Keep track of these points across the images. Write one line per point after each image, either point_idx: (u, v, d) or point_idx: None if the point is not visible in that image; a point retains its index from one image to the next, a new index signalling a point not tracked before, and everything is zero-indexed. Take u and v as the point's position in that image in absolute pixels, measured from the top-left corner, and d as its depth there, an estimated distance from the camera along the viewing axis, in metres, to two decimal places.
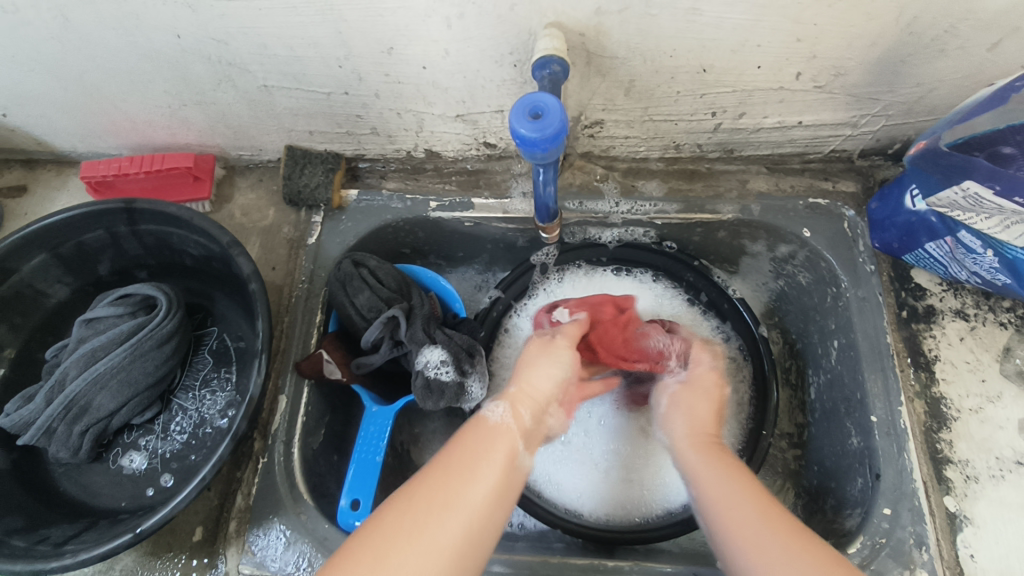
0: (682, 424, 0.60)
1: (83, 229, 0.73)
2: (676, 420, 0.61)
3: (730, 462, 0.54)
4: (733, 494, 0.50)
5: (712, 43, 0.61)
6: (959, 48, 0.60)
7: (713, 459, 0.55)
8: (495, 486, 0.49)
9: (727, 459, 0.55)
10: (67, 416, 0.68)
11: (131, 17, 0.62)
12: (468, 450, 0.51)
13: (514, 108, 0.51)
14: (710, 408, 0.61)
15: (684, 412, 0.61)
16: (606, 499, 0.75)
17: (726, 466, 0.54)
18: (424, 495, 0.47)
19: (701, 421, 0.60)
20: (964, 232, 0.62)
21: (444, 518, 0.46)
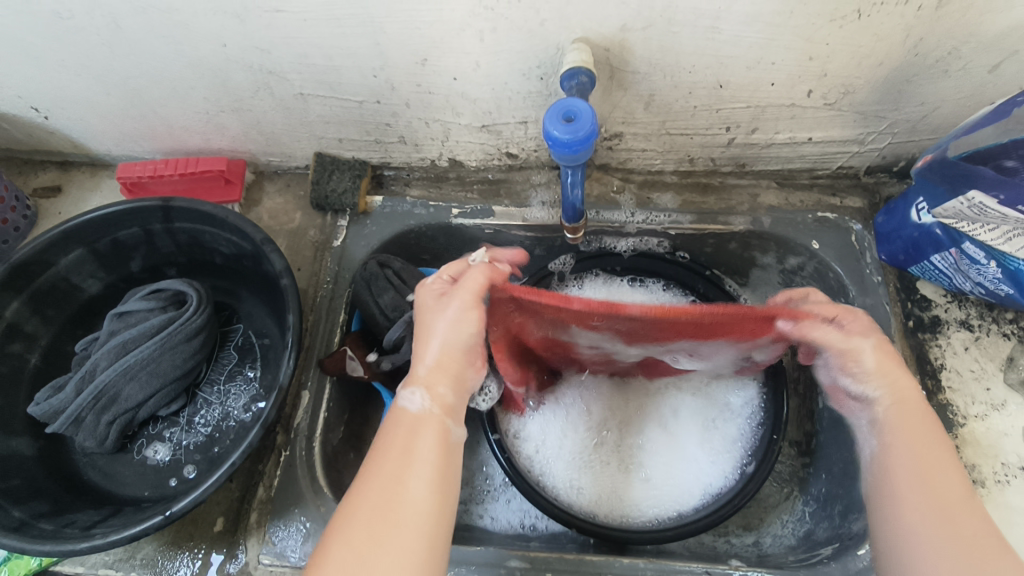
0: (877, 376, 0.54)
1: (120, 225, 0.75)
2: (863, 369, 0.54)
3: (931, 438, 0.51)
4: (915, 469, 0.50)
5: (729, 60, 0.65)
6: (962, 69, 0.64)
7: (910, 424, 0.52)
8: (435, 472, 0.49)
9: (923, 426, 0.52)
10: (96, 406, 0.70)
11: (181, 25, 0.66)
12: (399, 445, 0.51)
13: (548, 112, 0.55)
14: (891, 364, 0.54)
15: (873, 362, 0.54)
16: (617, 501, 0.76)
17: (923, 439, 0.51)
18: (375, 503, 0.47)
19: (898, 381, 0.54)
20: (969, 243, 0.65)
21: (394, 528, 0.46)
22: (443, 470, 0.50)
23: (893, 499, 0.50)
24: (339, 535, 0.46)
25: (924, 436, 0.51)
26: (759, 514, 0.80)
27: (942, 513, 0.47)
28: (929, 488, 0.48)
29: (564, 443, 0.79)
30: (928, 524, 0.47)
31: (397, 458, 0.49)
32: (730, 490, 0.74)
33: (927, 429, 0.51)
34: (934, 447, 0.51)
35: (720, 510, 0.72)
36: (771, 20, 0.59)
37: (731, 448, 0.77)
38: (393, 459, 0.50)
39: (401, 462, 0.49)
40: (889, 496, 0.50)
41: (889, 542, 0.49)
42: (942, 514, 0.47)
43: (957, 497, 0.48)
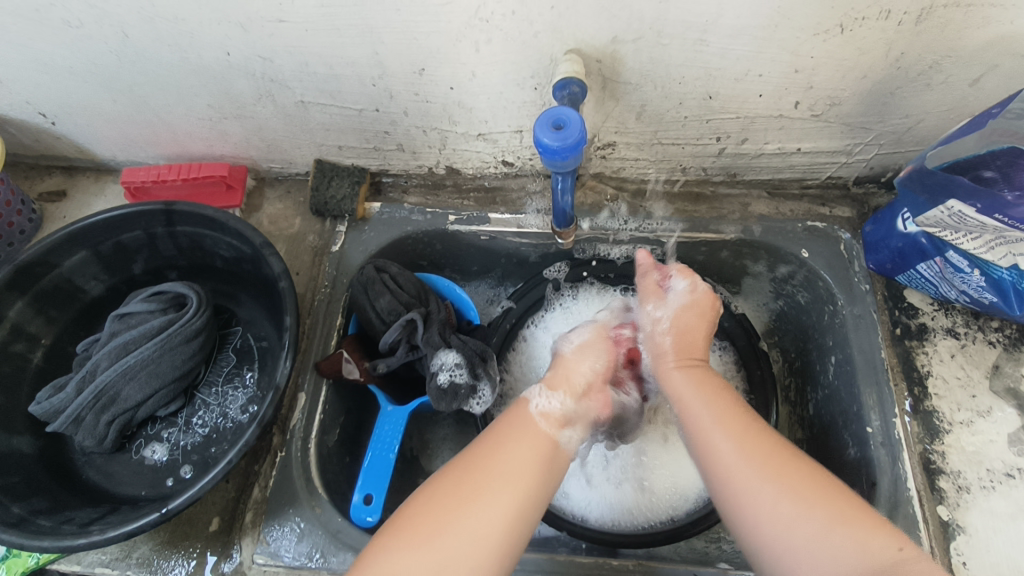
0: (694, 398, 0.60)
1: (123, 228, 0.77)
2: (685, 388, 0.61)
3: (732, 413, 0.58)
4: (726, 440, 0.55)
5: (717, 72, 0.67)
6: (944, 82, 0.66)
7: (712, 398, 0.60)
8: (541, 469, 0.57)
9: (711, 392, 0.60)
10: (96, 405, 0.71)
11: (186, 35, 0.68)
12: (515, 433, 0.59)
13: (539, 120, 0.56)
14: (705, 377, 0.62)
15: (587, 367, 0.66)
16: (614, 504, 0.78)
17: (727, 417, 0.58)
18: (473, 467, 0.55)
19: (710, 381, 0.62)
20: (953, 251, 0.66)
21: (485, 500, 0.53)
22: (550, 470, 0.58)
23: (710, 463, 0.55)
24: (417, 520, 0.52)
25: (729, 414, 0.58)
26: None
27: (781, 467, 0.52)
28: (762, 449, 0.54)
29: None
30: (771, 486, 0.51)
31: (520, 444, 0.58)
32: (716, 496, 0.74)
33: (710, 398, 0.60)
34: (738, 417, 0.58)
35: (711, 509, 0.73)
36: (758, 33, 0.61)
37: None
38: (495, 464, 0.56)
39: (510, 469, 0.55)
40: (704, 453, 0.56)
41: (740, 506, 0.52)
42: (754, 472, 0.52)
43: (796, 452, 0.55)
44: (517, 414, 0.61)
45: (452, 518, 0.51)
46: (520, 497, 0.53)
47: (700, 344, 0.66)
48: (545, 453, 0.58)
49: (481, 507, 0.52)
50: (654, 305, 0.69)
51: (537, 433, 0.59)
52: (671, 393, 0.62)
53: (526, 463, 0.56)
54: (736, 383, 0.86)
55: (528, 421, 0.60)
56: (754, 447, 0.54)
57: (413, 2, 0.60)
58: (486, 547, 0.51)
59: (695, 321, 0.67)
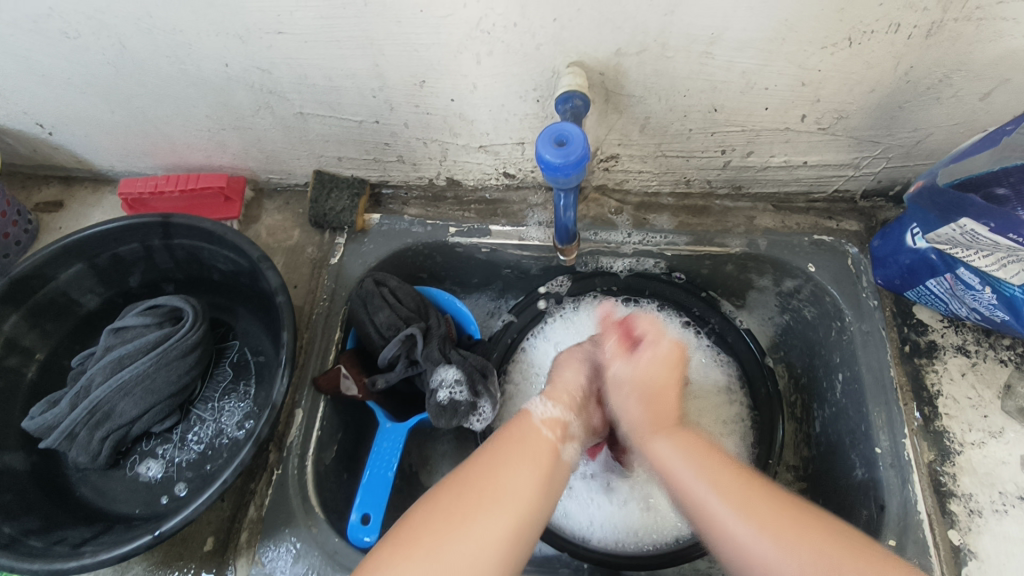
0: (681, 461, 0.56)
1: (119, 241, 0.76)
2: (675, 462, 0.56)
3: (723, 469, 0.54)
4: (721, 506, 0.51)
5: (723, 85, 0.65)
6: (954, 96, 0.65)
7: (704, 459, 0.56)
8: (543, 479, 0.55)
9: (703, 454, 0.56)
10: (90, 422, 0.70)
11: (184, 46, 0.67)
12: (518, 441, 0.57)
13: (542, 136, 0.55)
14: (694, 441, 0.58)
15: (631, 377, 0.64)
16: (616, 523, 0.77)
17: (710, 468, 0.55)
18: (475, 478, 0.53)
19: (693, 444, 0.57)
20: (963, 268, 0.65)
21: (490, 508, 0.51)
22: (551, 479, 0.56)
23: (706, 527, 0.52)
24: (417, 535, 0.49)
25: (718, 474, 0.54)
26: None
27: (788, 532, 0.49)
28: (760, 510, 0.51)
29: None
30: (775, 543, 0.48)
31: (525, 452, 0.56)
32: None
33: (696, 462, 0.55)
34: (730, 472, 0.54)
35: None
36: (764, 46, 0.60)
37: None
38: (493, 482, 0.52)
39: (510, 486, 0.52)
40: (710, 529, 0.52)
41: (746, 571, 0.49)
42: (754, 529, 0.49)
43: (798, 505, 0.52)
44: (520, 428, 0.59)
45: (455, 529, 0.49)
46: (529, 494, 0.52)
47: (669, 399, 0.62)
48: (546, 460, 0.56)
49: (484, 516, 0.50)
50: (620, 362, 0.65)
51: (537, 444, 0.57)
52: (659, 461, 0.58)
53: (530, 469, 0.54)
54: (738, 395, 0.85)
55: (530, 433, 0.58)
56: (755, 508, 0.51)
57: (413, 14, 0.59)
58: (489, 558, 0.48)
59: (659, 370, 0.63)
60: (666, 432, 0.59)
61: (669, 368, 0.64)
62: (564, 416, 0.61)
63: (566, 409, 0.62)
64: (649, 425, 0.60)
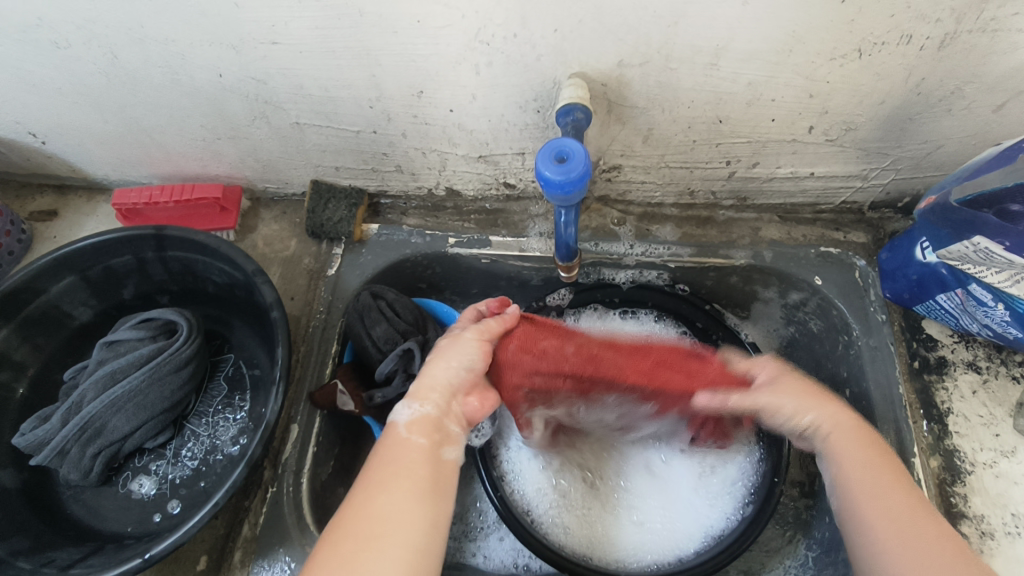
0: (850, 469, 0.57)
1: (112, 253, 0.75)
2: (839, 451, 0.58)
3: (880, 471, 0.56)
4: (874, 496, 0.55)
5: (728, 97, 0.64)
6: (966, 108, 0.63)
7: (868, 461, 0.57)
8: (429, 490, 0.51)
9: (867, 454, 0.57)
10: (81, 438, 0.69)
11: (177, 56, 0.65)
12: (391, 459, 0.52)
13: (541, 152, 0.55)
14: (846, 426, 0.60)
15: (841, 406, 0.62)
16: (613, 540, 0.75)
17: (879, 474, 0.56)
18: (347, 522, 0.48)
19: (864, 443, 0.58)
20: (975, 284, 0.63)
21: (375, 547, 0.46)
22: (438, 486, 0.52)
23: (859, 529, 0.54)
24: None
25: (882, 471, 0.56)
26: (761, 558, 0.78)
27: (924, 520, 0.52)
28: (898, 502, 0.54)
29: (555, 481, 0.78)
30: (886, 532, 0.52)
31: (398, 471, 0.51)
32: (729, 530, 0.72)
33: (868, 457, 0.57)
34: (890, 474, 0.56)
35: (722, 550, 0.70)
36: (771, 58, 0.58)
37: (727, 489, 0.76)
38: (369, 516, 0.48)
39: (390, 512, 0.48)
40: (851, 508, 0.56)
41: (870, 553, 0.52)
42: (890, 521, 0.52)
43: (924, 507, 0.53)
44: (389, 441, 0.53)
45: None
46: (420, 518, 0.49)
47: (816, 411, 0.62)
48: (419, 466, 0.52)
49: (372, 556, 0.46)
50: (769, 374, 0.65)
51: (403, 458, 0.52)
52: (828, 446, 0.59)
53: (403, 489, 0.50)
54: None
55: (401, 444, 0.53)
56: (894, 505, 0.54)
57: (411, 25, 0.58)
58: None
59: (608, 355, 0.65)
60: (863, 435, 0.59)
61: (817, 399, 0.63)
62: (433, 413, 0.55)
63: (439, 404, 0.56)
64: (780, 397, 0.62)
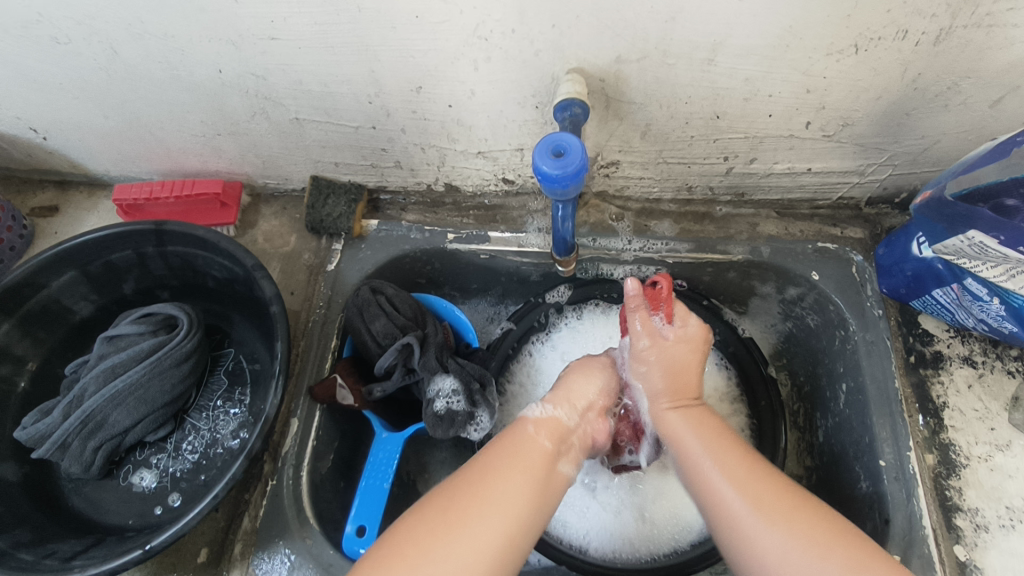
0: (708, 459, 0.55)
1: (113, 248, 0.75)
2: (685, 431, 0.59)
3: (725, 440, 0.57)
4: (721, 470, 0.54)
5: (725, 92, 0.64)
6: (962, 104, 0.63)
7: (715, 442, 0.57)
8: (538, 486, 0.52)
9: (710, 429, 0.58)
10: (82, 431, 0.69)
11: (177, 51, 0.66)
12: (513, 446, 0.55)
13: (538, 147, 0.55)
14: (704, 417, 0.60)
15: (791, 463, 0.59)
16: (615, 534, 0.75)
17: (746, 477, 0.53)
18: (461, 488, 0.51)
19: (710, 424, 0.59)
20: (971, 279, 0.63)
21: (478, 514, 0.48)
22: (546, 492, 0.53)
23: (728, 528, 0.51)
24: (407, 542, 0.47)
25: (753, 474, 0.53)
26: None
27: (769, 509, 0.50)
28: (760, 488, 0.52)
29: None
30: (764, 518, 0.49)
31: (516, 464, 0.53)
32: None
33: (700, 431, 0.58)
34: (737, 452, 0.55)
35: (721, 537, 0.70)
36: (767, 53, 0.58)
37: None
38: (485, 489, 0.50)
39: (502, 494, 0.50)
40: (698, 489, 0.55)
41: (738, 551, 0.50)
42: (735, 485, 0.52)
43: (796, 494, 0.51)
44: (514, 434, 0.56)
45: (436, 545, 0.47)
46: (523, 509, 0.50)
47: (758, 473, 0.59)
48: (532, 467, 0.53)
49: (469, 529, 0.48)
50: None
51: (529, 449, 0.55)
52: (668, 432, 0.60)
53: (516, 476, 0.52)
54: (739, 407, 0.84)
55: (526, 440, 0.55)
56: (752, 486, 0.52)
57: (409, 20, 0.58)
58: (487, 559, 0.47)
59: (683, 350, 0.64)
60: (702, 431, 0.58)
61: None
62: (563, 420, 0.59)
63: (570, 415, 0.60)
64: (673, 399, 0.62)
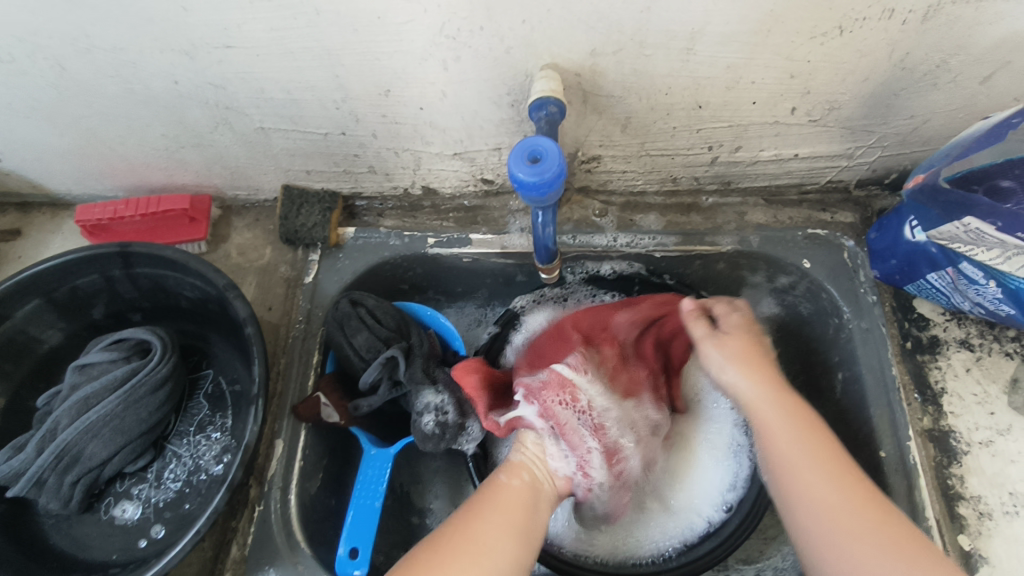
0: (795, 449, 0.55)
1: (78, 273, 0.72)
2: (790, 458, 0.55)
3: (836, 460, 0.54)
4: (794, 468, 0.54)
5: (706, 80, 0.61)
6: (952, 81, 0.61)
7: (822, 460, 0.54)
8: (520, 513, 0.57)
9: (812, 436, 0.56)
10: (58, 466, 0.66)
11: (128, 65, 0.62)
12: (488, 491, 0.58)
13: (514, 153, 0.52)
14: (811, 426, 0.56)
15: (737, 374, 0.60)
16: (645, 530, 0.73)
17: (825, 464, 0.54)
18: (451, 530, 0.54)
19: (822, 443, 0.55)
20: (966, 263, 0.62)
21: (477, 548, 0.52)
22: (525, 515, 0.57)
23: (779, 475, 0.55)
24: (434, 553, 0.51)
25: (844, 489, 0.52)
26: (759, 545, 0.77)
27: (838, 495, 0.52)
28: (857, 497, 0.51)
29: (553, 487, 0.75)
30: (844, 534, 0.50)
31: (503, 502, 0.57)
32: (739, 512, 0.70)
33: (812, 446, 0.55)
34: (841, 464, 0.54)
35: (752, 510, 0.69)
36: (749, 39, 0.56)
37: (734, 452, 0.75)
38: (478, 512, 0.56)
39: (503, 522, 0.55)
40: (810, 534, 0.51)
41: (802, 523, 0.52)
42: (838, 534, 0.50)
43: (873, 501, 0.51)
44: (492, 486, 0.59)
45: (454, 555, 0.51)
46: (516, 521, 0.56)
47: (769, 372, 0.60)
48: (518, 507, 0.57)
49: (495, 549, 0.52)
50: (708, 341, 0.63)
51: (512, 493, 0.58)
52: (769, 438, 0.57)
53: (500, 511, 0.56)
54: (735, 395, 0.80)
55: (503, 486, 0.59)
56: (854, 517, 0.50)
57: (371, 21, 0.55)
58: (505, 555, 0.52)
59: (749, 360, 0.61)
60: (799, 429, 0.56)
61: (752, 361, 0.61)
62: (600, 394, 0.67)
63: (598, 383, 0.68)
64: (774, 400, 0.58)
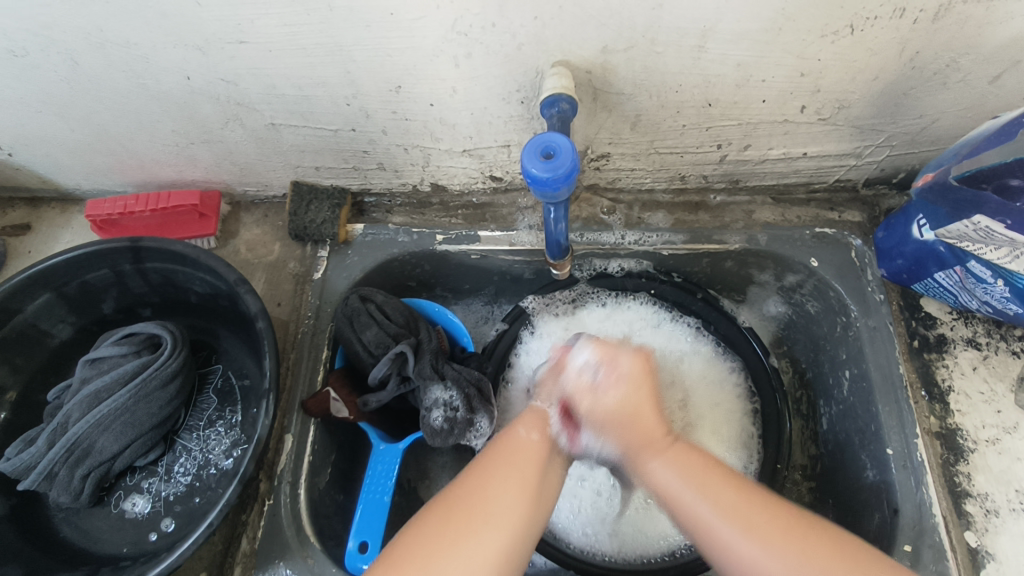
0: (681, 483, 0.53)
1: (89, 267, 0.72)
2: (668, 478, 0.53)
3: (719, 483, 0.52)
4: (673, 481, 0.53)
5: (717, 78, 0.62)
6: (961, 80, 0.61)
7: (702, 479, 0.52)
8: (530, 494, 0.52)
9: (693, 461, 0.54)
10: (69, 459, 0.66)
11: (141, 60, 0.62)
12: (504, 452, 0.55)
13: (527, 149, 0.53)
14: (690, 456, 0.55)
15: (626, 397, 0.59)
16: (659, 525, 0.74)
17: (707, 482, 0.52)
18: (454, 506, 0.50)
19: (695, 464, 0.54)
20: (974, 262, 0.62)
21: (478, 526, 0.49)
22: (540, 497, 0.53)
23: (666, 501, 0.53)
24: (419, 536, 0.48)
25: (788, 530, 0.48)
26: None
27: (772, 538, 0.48)
28: (804, 535, 0.48)
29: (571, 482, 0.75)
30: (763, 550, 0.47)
31: (515, 468, 0.53)
32: None
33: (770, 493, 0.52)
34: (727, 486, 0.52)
35: None
36: (760, 37, 0.56)
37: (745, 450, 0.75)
38: (487, 489, 0.51)
39: (503, 506, 0.50)
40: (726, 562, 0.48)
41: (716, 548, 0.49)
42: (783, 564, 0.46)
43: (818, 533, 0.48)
44: (509, 440, 0.57)
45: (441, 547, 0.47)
46: (518, 501, 0.51)
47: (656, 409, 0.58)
48: (530, 479, 0.53)
49: (484, 530, 0.49)
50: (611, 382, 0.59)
51: (528, 463, 0.55)
52: (655, 474, 0.55)
53: (519, 487, 0.52)
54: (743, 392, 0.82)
55: (518, 440, 0.56)
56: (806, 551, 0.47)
57: (384, 17, 0.55)
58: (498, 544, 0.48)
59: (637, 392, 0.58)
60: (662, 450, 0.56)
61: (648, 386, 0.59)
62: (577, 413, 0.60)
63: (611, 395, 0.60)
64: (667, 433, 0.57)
